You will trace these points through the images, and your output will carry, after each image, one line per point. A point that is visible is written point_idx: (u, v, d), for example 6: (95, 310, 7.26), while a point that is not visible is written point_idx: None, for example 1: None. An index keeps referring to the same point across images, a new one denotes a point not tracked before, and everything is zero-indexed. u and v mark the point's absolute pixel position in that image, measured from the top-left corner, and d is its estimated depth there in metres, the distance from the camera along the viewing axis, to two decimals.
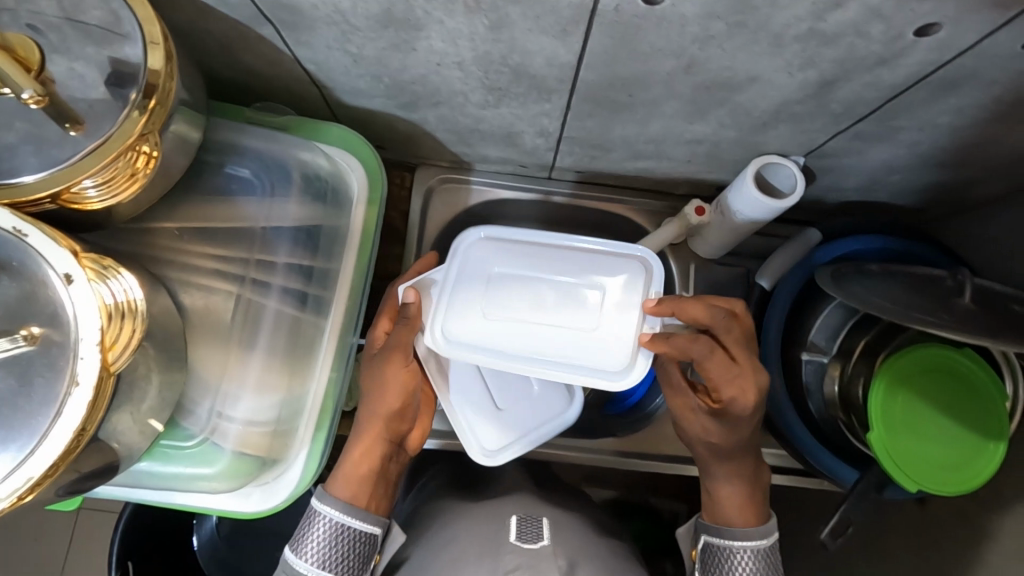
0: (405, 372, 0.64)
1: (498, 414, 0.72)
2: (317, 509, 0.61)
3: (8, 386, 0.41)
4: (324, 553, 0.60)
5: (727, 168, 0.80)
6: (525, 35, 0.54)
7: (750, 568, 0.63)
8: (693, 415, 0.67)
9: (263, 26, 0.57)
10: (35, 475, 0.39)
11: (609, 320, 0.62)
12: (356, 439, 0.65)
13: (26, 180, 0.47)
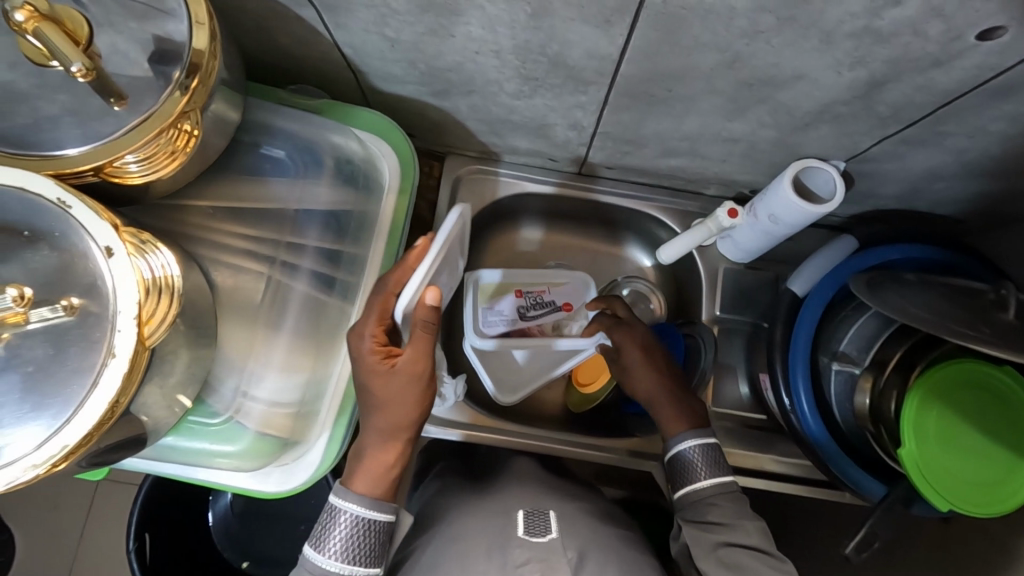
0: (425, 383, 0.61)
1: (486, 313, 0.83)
2: (338, 506, 0.59)
3: (45, 354, 0.41)
4: (347, 549, 0.58)
5: (763, 169, 0.78)
6: (567, 24, 0.53)
7: (704, 459, 0.68)
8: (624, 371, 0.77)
9: (303, 7, 0.57)
10: (70, 443, 0.40)
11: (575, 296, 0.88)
12: (373, 445, 0.61)
13: (71, 151, 0.47)
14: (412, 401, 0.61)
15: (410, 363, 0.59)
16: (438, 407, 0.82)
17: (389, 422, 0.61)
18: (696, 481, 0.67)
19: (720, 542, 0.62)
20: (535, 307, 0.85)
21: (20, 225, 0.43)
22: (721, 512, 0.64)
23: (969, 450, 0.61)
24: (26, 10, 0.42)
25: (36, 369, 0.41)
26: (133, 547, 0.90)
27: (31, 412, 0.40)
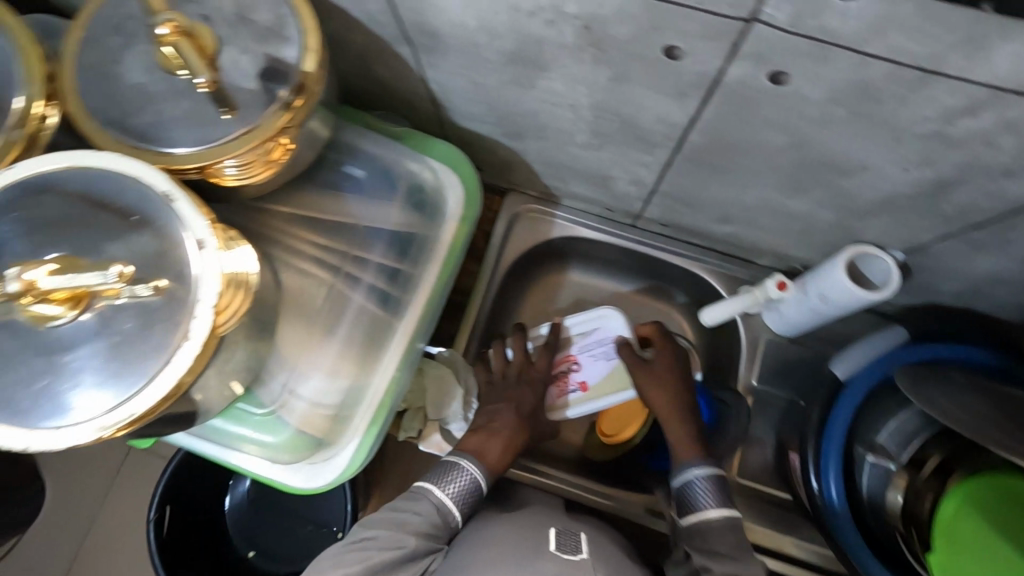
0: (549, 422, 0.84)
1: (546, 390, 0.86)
2: (465, 465, 0.71)
3: (131, 328, 0.46)
4: (459, 496, 0.70)
5: (818, 247, 0.78)
6: (643, 91, 0.56)
7: (709, 489, 0.69)
8: (649, 387, 0.80)
9: (403, 45, 0.62)
10: (136, 412, 0.44)
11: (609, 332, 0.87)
12: (511, 439, 0.77)
13: (180, 150, 0.53)
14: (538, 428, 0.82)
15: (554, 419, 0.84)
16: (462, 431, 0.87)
17: (521, 427, 0.78)
18: (700, 512, 0.68)
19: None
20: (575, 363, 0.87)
21: (132, 210, 0.48)
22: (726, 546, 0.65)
23: (994, 564, 0.56)
24: (170, 25, 0.48)
25: (122, 337, 0.45)
26: (153, 517, 0.93)
27: (110, 378, 0.45)
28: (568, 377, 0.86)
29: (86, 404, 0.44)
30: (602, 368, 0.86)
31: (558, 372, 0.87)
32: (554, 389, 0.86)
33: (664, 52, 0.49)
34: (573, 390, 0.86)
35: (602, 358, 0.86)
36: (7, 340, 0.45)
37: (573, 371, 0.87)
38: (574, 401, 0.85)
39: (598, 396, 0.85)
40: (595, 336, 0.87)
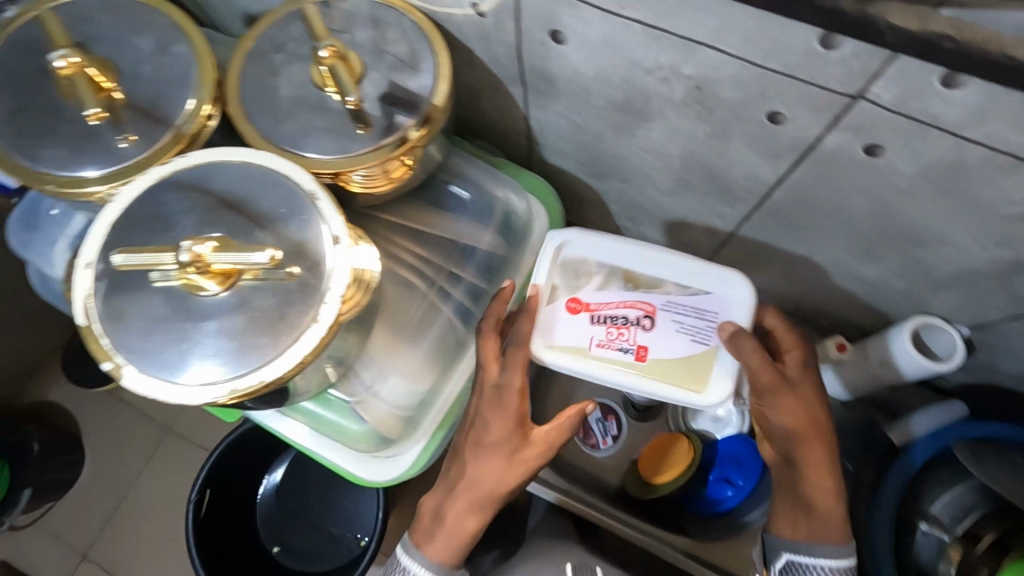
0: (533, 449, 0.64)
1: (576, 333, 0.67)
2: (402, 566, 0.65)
3: (267, 306, 0.51)
4: None
5: (881, 313, 0.81)
6: (738, 149, 0.60)
7: None
8: (785, 405, 0.64)
9: (517, 85, 0.69)
10: (266, 379, 0.50)
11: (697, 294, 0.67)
12: (467, 521, 0.64)
13: (320, 156, 0.60)
14: (507, 476, 0.63)
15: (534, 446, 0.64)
16: None
17: (498, 468, 0.64)
18: None
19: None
20: (642, 320, 0.66)
21: (279, 205, 0.54)
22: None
23: None
24: (331, 50, 0.57)
25: (260, 313, 0.51)
26: (194, 498, 1.00)
27: (244, 347, 0.50)
28: (629, 334, 0.66)
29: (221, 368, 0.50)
30: (675, 340, 0.66)
31: (615, 323, 0.67)
32: (599, 334, 0.67)
33: (768, 116, 0.54)
34: (623, 349, 0.66)
35: (687, 334, 0.66)
36: (163, 303, 0.51)
37: (637, 331, 0.66)
38: (604, 360, 0.66)
39: (646, 375, 0.65)
40: (682, 299, 0.67)
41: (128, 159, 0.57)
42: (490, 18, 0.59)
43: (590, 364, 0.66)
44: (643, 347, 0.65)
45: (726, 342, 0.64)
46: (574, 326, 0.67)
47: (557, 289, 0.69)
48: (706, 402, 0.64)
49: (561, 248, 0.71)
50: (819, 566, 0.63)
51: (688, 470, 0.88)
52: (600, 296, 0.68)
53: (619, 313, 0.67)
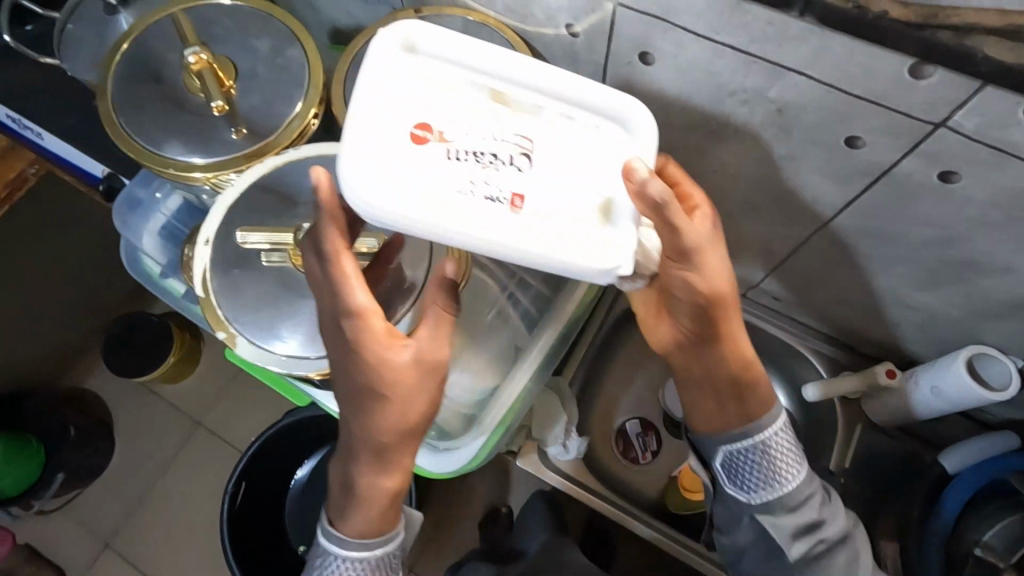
0: (410, 372, 0.58)
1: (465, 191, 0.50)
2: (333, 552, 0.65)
3: None
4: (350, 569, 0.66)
5: (933, 343, 0.82)
6: (809, 172, 0.64)
7: (789, 456, 0.68)
8: (707, 271, 0.59)
9: None
10: (365, 356, 0.59)
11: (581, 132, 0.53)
12: (359, 447, 0.63)
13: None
14: (421, 399, 0.61)
15: (427, 343, 0.58)
16: (559, 454, 0.92)
17: (404, 398, 0.59)
18: (780, 484, 0.68)
19: (787, 529, 0.68)
20: (496, 160, 0.51)
21: None
22: (825, 525, 0.68)
23: None
24: None
25: None
26: (231, 490, 1.06)
27: (350, 321, 0.60)
28: (461, 154, 0.51)
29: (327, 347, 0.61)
30: (554, 160, 0.52)
31: (455, 152, 0.50)
32: (445, 171, 0.51)
33: (846, 140, 0.57)
34: (489, 196, 0.50)
35: (579, 166, 0.52)
36: None
37: (509, 170, 0.51)
38: (427, 199, 0.50)
39: (520, 228, 0.50)
40: (568, 130, 0.52)
41: (237, 150, 0.62)
42: (581, 38, 0.64)
43: (398, 169, 0.50)
44: (562, 211, 0.51)
45: (629, 187, 0.52)
46: (420, 163, 0.50)
47: (400, 120, 0.50)
48: (606, 274, 0.52)
49: (408, 54, 0.52)
50: (748, 448, 0.68)
51: None
52: (469, 137, 0.51)
53: (480, 146, 0.51)
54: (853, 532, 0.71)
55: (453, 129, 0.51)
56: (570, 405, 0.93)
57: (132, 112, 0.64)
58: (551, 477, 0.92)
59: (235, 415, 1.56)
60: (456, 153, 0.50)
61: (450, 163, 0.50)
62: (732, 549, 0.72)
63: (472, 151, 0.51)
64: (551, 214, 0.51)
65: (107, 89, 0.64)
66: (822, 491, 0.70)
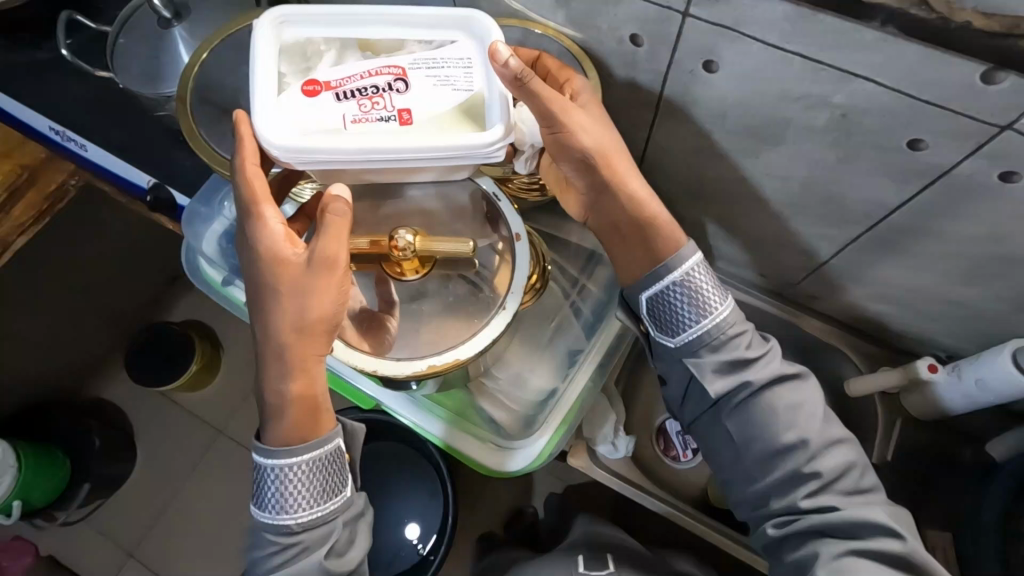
0: (291, 265, 0.58)
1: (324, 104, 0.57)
2: (265, 465, 0.62)
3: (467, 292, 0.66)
4: (296, 493, 0.62)
5: (973, 337, 0.85)
6: (866, 174, 0.66)
7: (707, 284, 0.66)
8: (574, 116, 0.62)
9: (647, 109, 0.75)
10: (461, 356, 0.63)
11: (442, 53, 0.60)
12: (271, 357, 0.61)
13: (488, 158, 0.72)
14: (321, 298, 0.59)
15: (327, 263, 0.58)
16: (608, 453, 0.93)
17: (302, 305, 0.59)
18: (711, 309, 0.66)
19: (711, 366, 0.66)
20: (360, 88, 0.58)
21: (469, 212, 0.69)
22: (754, 363, 0.67)
23: None
24: None
25: (454, 300, 0.66)
26: None
27: (448, 319, 0.66)
28: (382, 96, 0.57)
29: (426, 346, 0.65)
30: (424, 84, 0.58)
31: (363, 90, 0.58)
32: (351, 108, 0.57)
33: (908, 142, 0.59)
34: (381, 117, 0.57)
35: (446, 84, 0.59)
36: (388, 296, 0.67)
37: (388, 92, 0.58)
38: (336, 126, 0.57)
39: (410, 136, 0.56)
40: (430, 53, 0.60)
41: None
42: (643, 48, 0.66)
43: (312, 118, 0.57)
44: (394, 109, 0.57)
45: (499, 70, 0.57)
46: (318, 108, 0.57)
47: (290, 83, 0.58)
48: (481, 147, 0.57)
49: (281, 30, 0.60)
50: (667, 288, 0.66)
51: None
52: (340, 74, 0.58)
53: (363, 82, 0.58)
54: (804, 375, 0.68)
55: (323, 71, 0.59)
56: (616, 405, 0.94)
57: (223, 142, 0.70)
58: (602, 475, 0.94)
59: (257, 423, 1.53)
60: (342, 93, 0.57)
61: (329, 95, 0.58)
62: (683, 401, 0.71)
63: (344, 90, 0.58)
64: (405, 120, 0.57)
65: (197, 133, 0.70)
66: (752, 331, 0.69)
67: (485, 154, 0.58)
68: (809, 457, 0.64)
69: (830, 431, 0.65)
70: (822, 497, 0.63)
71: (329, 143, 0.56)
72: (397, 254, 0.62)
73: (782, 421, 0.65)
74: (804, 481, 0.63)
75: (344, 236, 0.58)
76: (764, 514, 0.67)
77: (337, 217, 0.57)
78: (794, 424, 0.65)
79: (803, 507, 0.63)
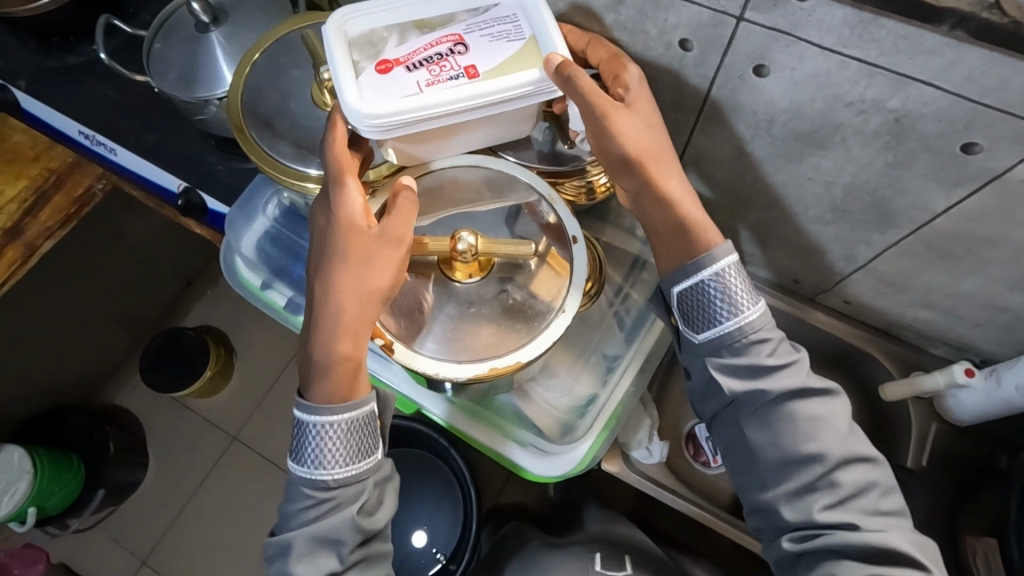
0: (363, 236, 0.60)
1: (400, 81, 0.56)
2: (305, 421, 0.61)
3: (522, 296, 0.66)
4: (333, 451, 0.61)
5: (1013, 342, 0.85)
6: (917, 178, 0.66)
7: (739, 286, 0.64)
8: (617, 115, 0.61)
9: (690, 114, 0.75)
10: (522, 359, 0.63)
11: (484, 16, 0.60)
12: (325, 321, 0.61)
13: (542, 165, 0.71)
14: (385, 270, 0.60)
15: (392, 240, 0.60)
16: (643, 459, 0.93)
17: (365, 274, 0.60)
18: (742, 309, 0.64)
19: (735, 368, 0.64)
20: (428, 61, 0.58)
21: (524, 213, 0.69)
22: (775, 372, 0.64)
23: None
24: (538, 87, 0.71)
25: (510, 304, 0.66)
26: None
27: (504, 323, 0.65)
28: (448, 62, 0.57)
29: (485, 347, 0.64)
30: (480, 46, 0.58)
31: (429, 61, 0.57)
32: (423, 75, 0.57)
33: (962, 146, 0.60)
34: (451, 78, 0.57)
35: (496, 39, 0.59)
36: (439, 297, 0.66)
37: (453, 58, 0.58)
38: (416, 93, 0.56)
39: (479, 91, 0.57)
40: (477, 19, 0.60)
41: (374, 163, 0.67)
42: (693, 53, 0.66)
43: (392, 94, 0.56)
44: (460, 68, 0.57)
45: (556, 80, 0.57)
46: (393, 84, 0.56)
47: (361, 65, 0.58)
48: (545, 79, 0.58)
49: (348, 31, 0.59)
50: (699, 283, 0.64)
51: None
52: (406, 49, 0.58)
53: (427, 55, 0.58)
54: (831, 392, 0.65)
55: (388, 50, 0.58)
56: (651, 409, 0.94)
57: (276, 144, 0.68)
58: (637, 480, 0.93)
59: (274, 428, 1.52)
60: (412, 69, 0.57)
61: (401, 72, 0.57)
62: (699, 396, 0.69)
63: (414, 65, 0.57)
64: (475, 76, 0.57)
65: (248, 135, 0.68)
66: (779, 338, 0.66)
67: (544, 88, 0.59)
68: (825, 471, 0.62)
69: (853, 446, 0.63)
70: (838, 513, 0.60)
71: (410, 106, 0.56)
72: (459, 257, 0.62)
73: (801, 432, 0.63)
74: (820, 493, 0.61)
75: (411, 220, 0.61)
76: (779, 522, 0.63)
77: (408, 200, 0.60)
78: (815, 436, 0.62)
79: (819, 520, 0.60)
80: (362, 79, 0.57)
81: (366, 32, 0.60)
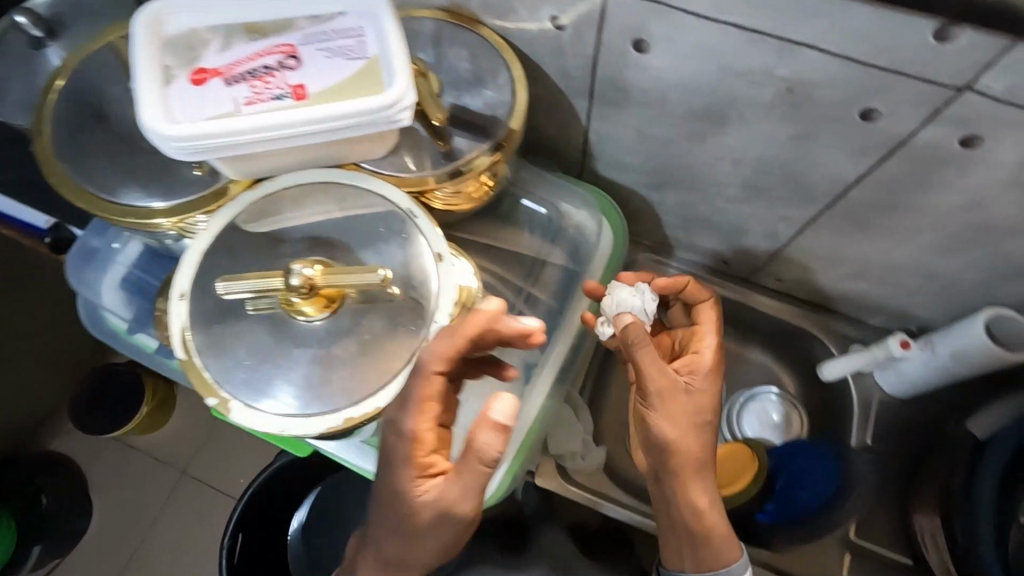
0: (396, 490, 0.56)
1: (211, 98, 0.46)
2: None
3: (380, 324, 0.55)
4: None
5: (947, 308, 0.82)
6: (823, 150, 0.61)
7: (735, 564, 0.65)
8: (670, 396, 0.65)
9: (583, 98, 0.68)
10: (382, 406, 0.53)
11: (332, 24, 0.50)
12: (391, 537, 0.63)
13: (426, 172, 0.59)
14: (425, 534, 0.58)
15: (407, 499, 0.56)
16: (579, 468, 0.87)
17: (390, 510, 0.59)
18: None
19: None
20: (252, 74, 0.47)
21: (380, 228, 0.57)
22: None
23: None
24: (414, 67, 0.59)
25: (366, 339, 0.55)
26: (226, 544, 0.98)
27: (362, 362, 0.54)
28: (274, 77, 0.47)
29: (341, 395, 0.53)
30: (318, 58, 0.48)
31: (252, 74, 0.47)
32: (242, 92, 0.47)
33: (863, 113, 0.55)
34: (273, 97, 0.46)
35: (339, 54, 0.48)
36: (270, 333, 0.55)
37: (283, 73, 0.47)
38: (226, 114, 0.46)
39: (305, 116, 0.46)
40: (323, 26, 0.50)
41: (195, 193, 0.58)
42: (569, 31, 0.60)
43: (195, 111, 0.46)
44: (286, 88, 0.47)
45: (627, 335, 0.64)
46: (201, 99, 0.46)
47: (172, 70, 0.47)
48: (385, 109, 0.47)
49: (160, 24, 0.49)
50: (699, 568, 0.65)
51: (761, 476, 0.84)
52: (229, 56, 0.48)
53: (251, 65, 0.48)
54: None
55: (208, 56, 0.48)
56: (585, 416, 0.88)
57: (93, 170, 0.58)
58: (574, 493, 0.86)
59: None
60: (229, 83, 0.47)
61: (216, 86, 0.47)
62: None
63: (234, 79, 0.47)
64: (303, 99, 0.47)
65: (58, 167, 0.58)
66: None
67: (388, 118, 0.48)
68: None
69: None
70: None
71: (216, 129, 0.45)
72: (285, 291, 0.51)
73: None
74: None
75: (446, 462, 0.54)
76: None
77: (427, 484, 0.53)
78: None
79: None
80: (168, 87, 0.46)
81: (183, 28, 0.49)
